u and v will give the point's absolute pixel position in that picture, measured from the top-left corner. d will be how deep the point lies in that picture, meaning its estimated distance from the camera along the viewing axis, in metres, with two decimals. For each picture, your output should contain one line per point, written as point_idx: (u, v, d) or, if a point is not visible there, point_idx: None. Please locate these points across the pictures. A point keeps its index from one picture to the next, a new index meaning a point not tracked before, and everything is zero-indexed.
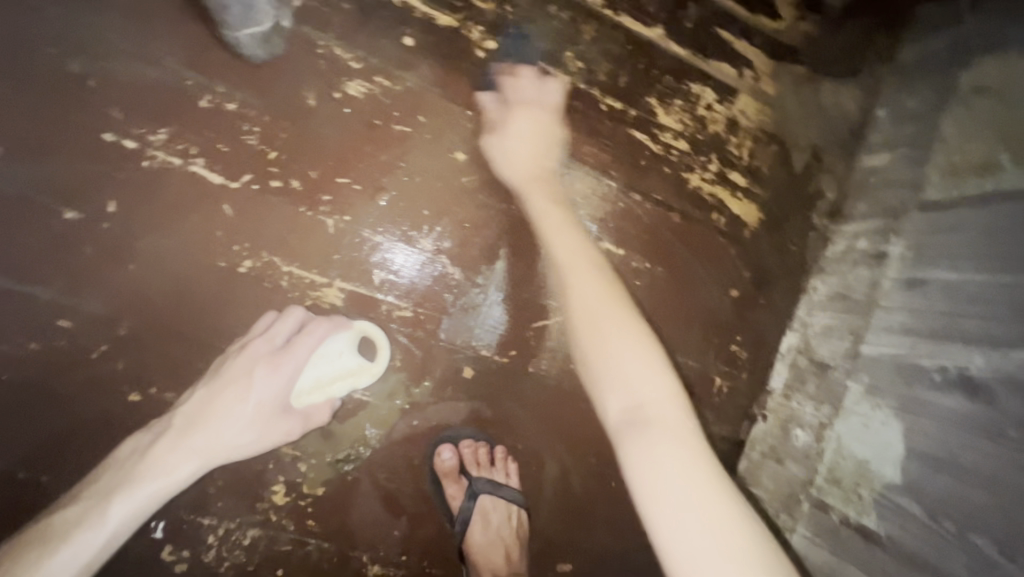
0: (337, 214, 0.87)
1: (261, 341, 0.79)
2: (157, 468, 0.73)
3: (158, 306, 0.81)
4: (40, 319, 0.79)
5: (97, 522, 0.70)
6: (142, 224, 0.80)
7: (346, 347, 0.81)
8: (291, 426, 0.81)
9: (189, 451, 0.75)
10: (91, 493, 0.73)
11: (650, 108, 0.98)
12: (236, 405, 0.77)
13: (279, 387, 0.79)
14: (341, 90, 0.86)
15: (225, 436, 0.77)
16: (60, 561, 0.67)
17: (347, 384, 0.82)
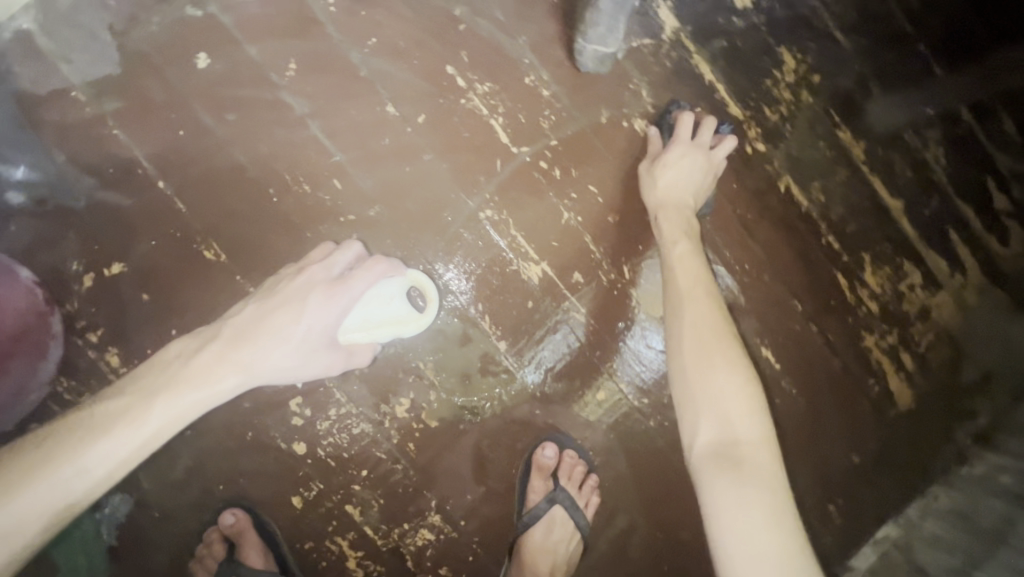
0: (574, 212, 0.98)
1: (318, 271, 0.81)
2: (206, 373, 0.74)
3: (407, 208, 0.94)
4: (322, 171, 0.93)
5: (144, 417, 0.70)
6: (432, 143, 0.94)
7: (397, 293, 0.86)
8: (332, 360, 0.84)
9: (239, 362, 0.76)
10: (136, 388, 0.73)
11: (861, 261, 1.06)
12: (288, 327, 0.78)
13: (331, 317, 0.79)
14: (629, 123, 0.99)
15: (271, 356, 0.78)
16: (103, 448, 0.67)
17: (390, 331, 0.87)
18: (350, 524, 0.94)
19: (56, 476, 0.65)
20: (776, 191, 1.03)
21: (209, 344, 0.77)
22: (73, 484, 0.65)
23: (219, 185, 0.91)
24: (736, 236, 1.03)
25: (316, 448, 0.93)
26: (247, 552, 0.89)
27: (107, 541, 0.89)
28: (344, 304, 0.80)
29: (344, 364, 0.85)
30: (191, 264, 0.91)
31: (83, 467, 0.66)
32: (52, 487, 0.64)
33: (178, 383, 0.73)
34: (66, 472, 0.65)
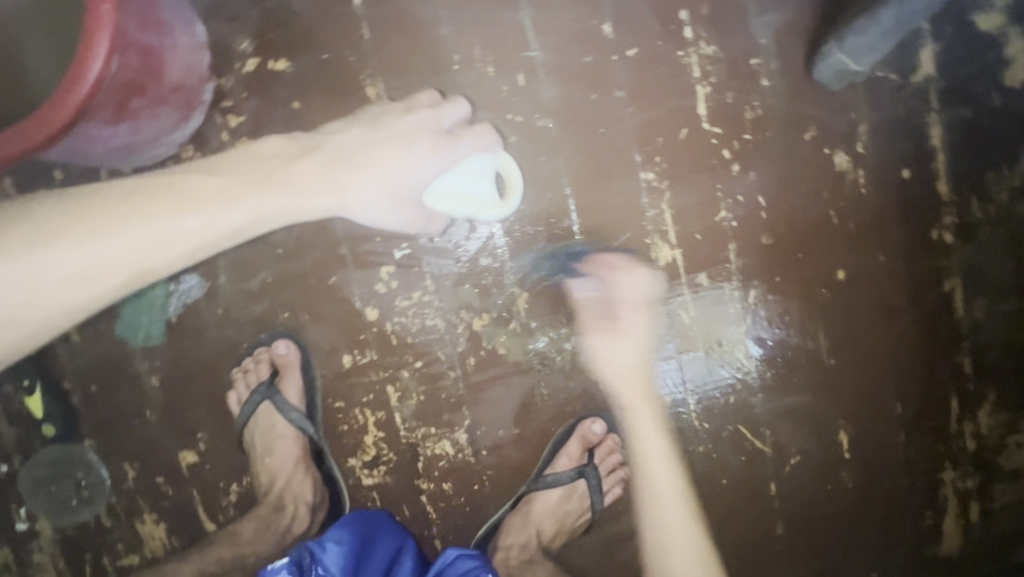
0: (732, 216, 0.92)
1: (428, 119, 0.85)
2: (298, 185, 0.86)
3: (575, 135, 0.89)
4: (513, 61, 0.87)
5: (232, 205, 0.84)
6: (630, 81, 0.88)
7: (487, 173, 0.88)
8: (414, 217, 0.89)
9: (333, 183, 0.86)
10: (235, 173, 0.85)
11: (982, 397, 0.97)
12: (388, 166, 0.87)
13: (429, 170, 0.87)
14: (830, 152, 0.91)
15: (363, 189, 0.87)
16: (195, 222, 0.83)
17: (467, 210, 0.89)
18: (383, 404, 0.94)
19: (155, 232, 0.81)
20: (938, 288, 0.94)
21: (307, 155, 0.86)
22: (162, 247, 0.82)
23: (409, 28, 0.87)
24: (875, 314, 0.95)
25: (386, 321, 0.92)
26: (287, 380, 0.91)
27: (167, 315, 0.91)
28: (448, 164, 0.87)
29: (421, 225, 0.89)
30: (348, 92, 0.87)
31: (180, 231, 0.82)
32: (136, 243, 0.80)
33: (271, 185, 0.85)
34: (159, 234, 0.81)
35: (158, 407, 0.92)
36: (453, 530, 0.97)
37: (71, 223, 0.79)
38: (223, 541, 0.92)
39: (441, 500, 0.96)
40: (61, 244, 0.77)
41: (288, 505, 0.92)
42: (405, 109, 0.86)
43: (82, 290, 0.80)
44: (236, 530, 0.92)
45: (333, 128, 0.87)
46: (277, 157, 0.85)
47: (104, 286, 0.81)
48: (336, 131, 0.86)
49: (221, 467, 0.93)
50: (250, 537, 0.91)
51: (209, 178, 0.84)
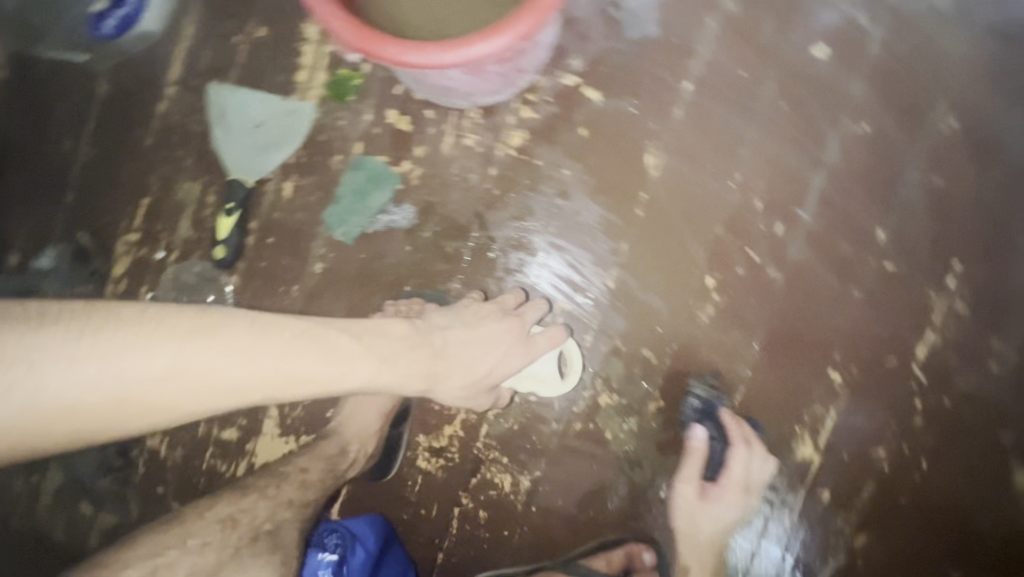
0: (886, 460, 0.89)
1: (513, 327, 0.84)
2: (403, 372, 0.75)
3: (794, 302, 0.90)
4: (782, 209, 0.90)
5: (360, 370, 0.72)
6: (871, 289, 0.89)
7: (553, 357, 0.89)
8: (480, 402, 0.85)
9: (431, 370, 0.78)
10: (365, 337, 0.75)
11: None
12: (483, 364, 0.81)
13: (509, 366, 0.82)
14: (1014, 465, 0.87)
15: (454, 381, 0.80)
16: (322, 373, 0.69)
17: (531, 385, 0.91)
18: (480, 411, 0.95)
19: (284, 374, 0.67)
20: None
21: (417, 337, 0.79)
22: (282, 388, 0.68)
23: (713, 131, 0.91)
24: None
25: None
26: None
27: (363, 225, 0.96)
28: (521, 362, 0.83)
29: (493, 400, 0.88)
30: (629, 149, 0.92)
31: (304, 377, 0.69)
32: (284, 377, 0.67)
33: (393, 361, 0.75)
34: (300, 371, 0.68)
35: (305, 289, 0.98)
36: (462, 553, 0.96)
37: (232, 341, 0.65)
38: (293, 479, 0.84)
39: (467, 522, 0.96)
40: (218, 356, 0.63)
41: (354, 446, 0.91)
42: (500, 312, 0.86)
43: (201, 403, 0.64)
44: (305, 473, 0.86)
45: (437, 320, 0.83)
46: (398, 339, 0.77)
47: (206, 404, 0.64)
48: (438, 325, 0.82)
49: None
50: (314, 482, 0.85)
51: (343, 337, 0.73)
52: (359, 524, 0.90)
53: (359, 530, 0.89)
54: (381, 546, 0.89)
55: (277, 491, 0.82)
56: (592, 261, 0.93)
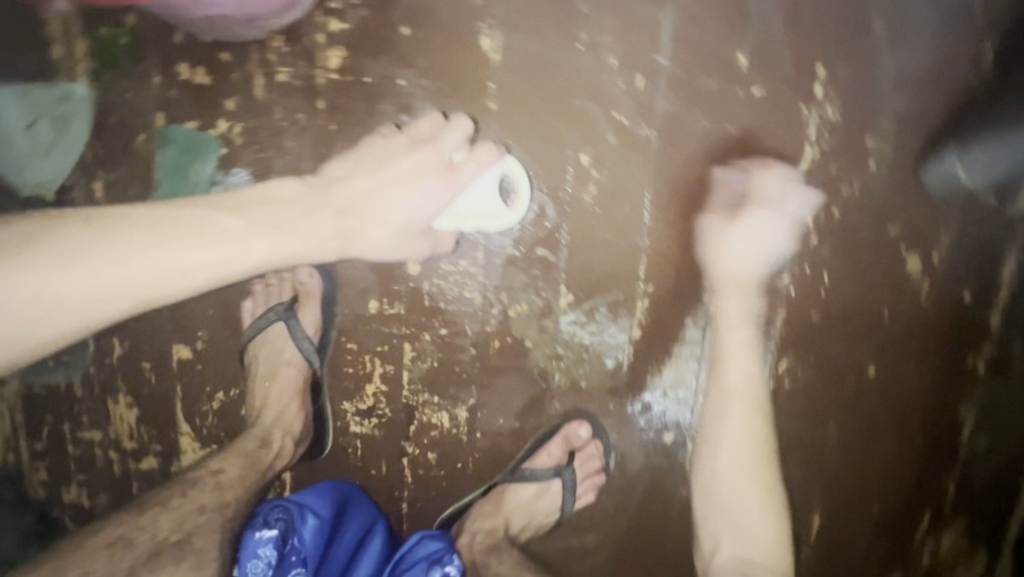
0: (792, 286, 0.91)
1: (429, 156, 0.78)
2: (313, 233, 0.74)
3: (672, 155, 0.86)
4: (640, 59, 0.83)
5: (250, 248, 0.70)
6: (742, 119, 0.85)
7: (491, 186, 0.81)
8: (421, 248, 0.82)
9: (341, 227, 0.76)
10: (246, 212, 0.72)
11: (952, 523, 1.00)
12: (396, 209, 0.78)
13: (433, 207, 0.78)
14: (905, 255, 0.90)
15: (374, 234, 0.78)
16: (192, 257, 0.68)
17: (475, 224, 0.83)
18: (395, 360, 0.91)
19: (148, 270, 0.65)
20: (954, 411, 0.96)
21: (322, 194, 0.76)
22: (150, 288, 0.66)
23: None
24: (889, 418, 0.96)
25: (424, 280, 0.89)
26: (306, 308, 0.89)
27: None
28: (448, 199, 0.78)
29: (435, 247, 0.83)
30: (461, 38, 0.82)
31: (175, 270, 0.67)
32: (166, 269, 0.66)
33: (286, 229, 0.73)
34: (158, 264, 0.66)
35: None
36: (424, 498, 0.96)
37: (88, 238, 0.64)
38: (207, 485, 0.81)
39: (420, 467, 0.95)
40: (81, 260, 0.63)
41: (276, 438, 0.88)
42: (411, 143, 0.78)
43: (65, 321, 0.63)
44: (220, 474, 0.82)
45: (337, 172, 0.78)
46: (290, 202, 0.75)
47: (65, 322, 0.63)
48: (343, 176, 0.77)
49: (215, 373, 0.90)
50: (231, 481, 0.82)
51: (216, 218, 0.70)
52: (314, 494, 0.85)
53: (307, 499, 0.84)
54: (335, 510, 0.86)
55: (182, 501, 0.78)
56: None
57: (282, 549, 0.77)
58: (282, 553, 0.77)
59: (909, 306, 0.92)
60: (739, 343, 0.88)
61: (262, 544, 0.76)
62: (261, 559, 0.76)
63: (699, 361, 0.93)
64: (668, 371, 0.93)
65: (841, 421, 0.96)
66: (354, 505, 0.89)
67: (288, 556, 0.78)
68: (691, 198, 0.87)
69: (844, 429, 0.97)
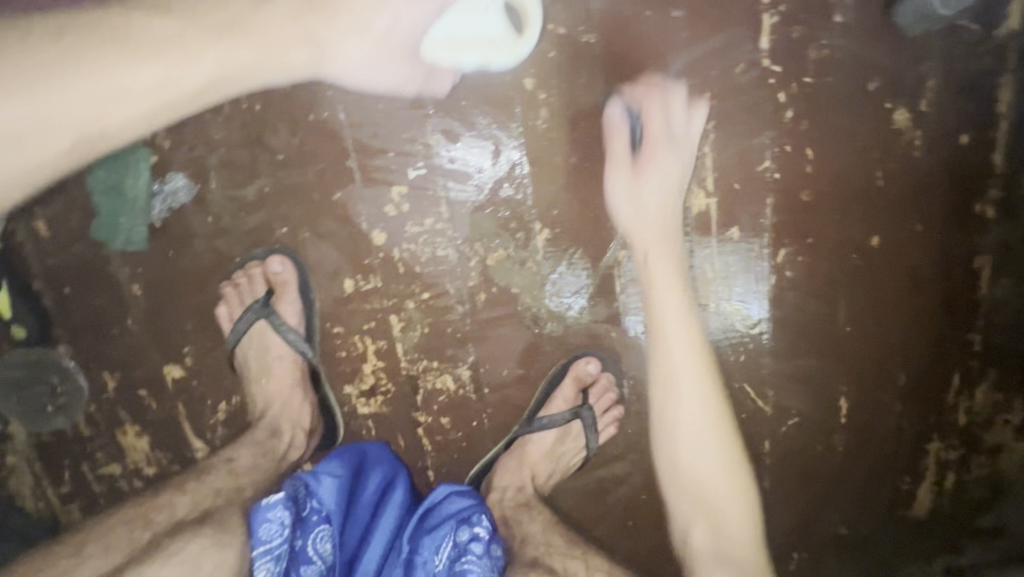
0: (776, 167, 0.85)
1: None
2: (274, 41, 0.77)
3: (622, 55, 0.80)
4: None
5: (199, 60, 0.75)
6: (687, 2, 0.80)
7: (493, 8, 0.75)
8: (411, 74, 0.79)
9: (314, 33, 0.77)
10: (188, 15, 0.74)
11: (981, 377, 0.98)
12: (370, 15, 0.77)
13: (418, 15, 0.76)
14: (892, 107, 0.84)
15: (347, 44, 0.78)
16: (147, 74, 0.73)
17: (479, 57, 0.78)
18: (385, 333, 0.89)
19: (102, 87, 0.72)
20: (967, 264, 0.92)
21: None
22: (111, 101, 0.73)
23: None
24: (902, 285, 0.92)
25: (394, 246, 0.85)
26: (282, 300, 0.86)
27: (151, 219, 0.82)
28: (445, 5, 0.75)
29: (420, 88, 0.79)
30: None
31: (131, 83, 0.73)
32: (107, 85, 0.72)
33: (235, 34, 0.76)
34: (117, 83, 0.73)
35: (140, 317, 0.86)
36: (447, 464, 0.94)
37: (40, 61, 0.69)
38: (222, 471, 0.86)
39: (437, 434, 0.93)
40: (37, 81, 0.69)
41: (286, 429, 0.89)
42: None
43: (53, 142, 0.73)
44: (234, 461, 0.87)
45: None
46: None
47: (55, 145, 0.74)
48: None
49: (210, 385, 0.89)
50: (246, 469, 0.86)
51: (159, 24, 0.73)
52: (327, 459, 0.89)
53: (324, 466, 0.87)
54: (351, 467, 0.89)
55: (199, 484, 0.85)
56: (400, 128, 0.81)
57: (299, 510, 0.83)
58: (300, 514, 0.83)
59: (906, 162, 0.86)
60: (667, 319, 0.90)
61: (272, 508, 0.82)
62: (273, 521, 0.81)
63: (693, 267, 0.89)
64: (663, 282, 0.89)
65: (851, 297, 0.93)
66: (371, 459, 0.91)
67: (307, 516, 0.83)
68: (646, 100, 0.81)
69: (856, 305, 0.93)
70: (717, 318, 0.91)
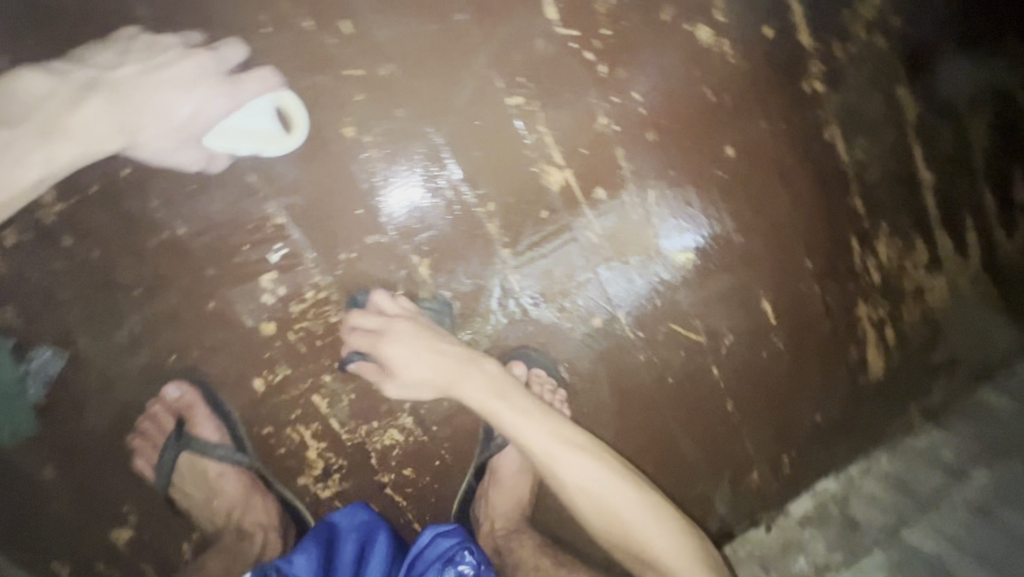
0: (613, 119, 0.87)
1: (205, 61, 0.77)
2: (91, 137, 0.75)
3: (426, 73, 0.81)
4: (334, 9, 0.78)
5: (30, 157, 0.74)
6: (467, 3, 0.81)
7: (262, 106, 0.78)
8: (193, 157, 0.78)
9: (118, 123, 0.76)
10: (24, 121, 0.74)
11: (879, 232, 1.02)
12: (173, 105, 0.78)
13: (202, 112, 0.78)
14: (692, 29, 0.88)
15: (150, 131, 0.77)
16: None
17: (253, 146, 0.79)
18: (315, 414, 0.88)
19: None
20: (822, 138, 0.96)
21: (88, 95, 0.76)
22: None
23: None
24: (773, 182, 0.96)
25: (287, 330, 0.84)
26: (197, 421, 0.84)
27: (35, 400, 0.79)
28: (233, 106, 0.78)
29: (203, 166, 0.78)
30: (190, 43, 0.77)
31: None
32: None
33: (59, 132, 0.75)
34: None
35: (57, 498, 0.81)
36: (429, 510, 0.93)
37: None
38: None
39: (406, 487, 0.92)
40: None
41: (255, 533, 0.87)
42: (182, 48, 0.77)
43: None
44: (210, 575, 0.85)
45: (103, 63, 0.76)
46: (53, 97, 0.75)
47: None
48: (108, 67, 0.76)
49: (156, 534, 0.84)
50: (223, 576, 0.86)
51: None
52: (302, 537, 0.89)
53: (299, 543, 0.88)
54: (322, 543, 0.88)
55: None
56: (245, 219, 0.80)
57: None
58: None
59: (727, 72, 0.90)
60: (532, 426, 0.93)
61: None
62: None
63: (571, 241, 0.90)
64: (553, 263, 0.91)
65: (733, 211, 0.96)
66: (343, 525, 0.90)
67: None
68: (466, 109, 0.83)
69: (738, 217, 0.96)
70: (620, 272, 0.94)
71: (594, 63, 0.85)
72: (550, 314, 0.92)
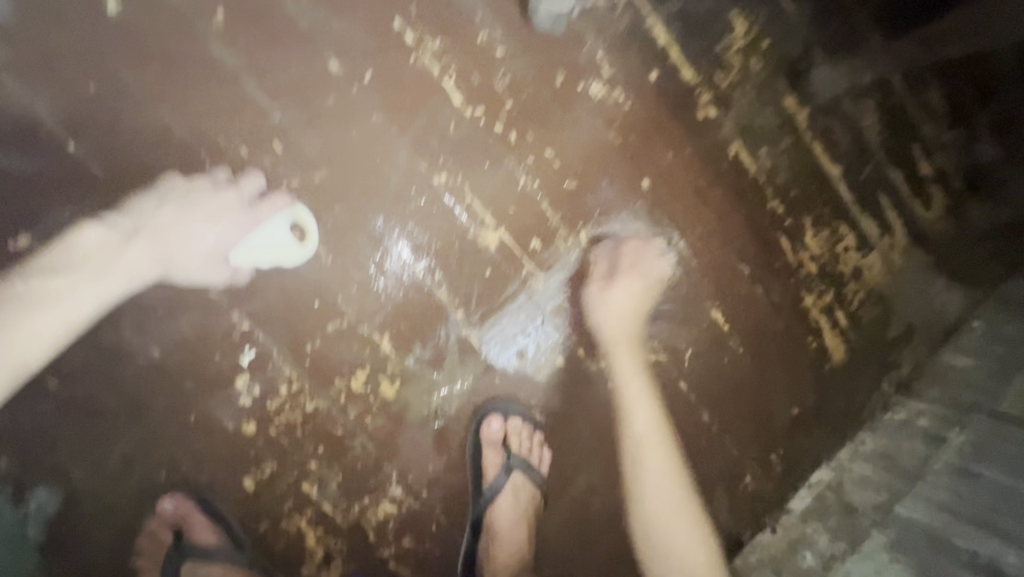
0: (532, 176, 0.96)
1: (233, 195, 0.83)
2: (131, 278, 0.77)
3: (355, 172, 0.90)
4: (260, 133, 0.87)
5: (80, 300, 0.74)
6: (379, 104, 0.91)
7: (280, 225, 0.85)
8: (216, 275, 0.85)
9: (154, 258, 0.79)
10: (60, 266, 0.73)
11: (803, 227, 1.10)
12: (199, 232, 0.81)
13: (228, 235, 0.82)
14: (585, 86, 0.98)
15: (184, 260, 0.82)
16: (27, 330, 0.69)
17: (273, 258, 0.86)
18: (307, 501, 0.91)
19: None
20: (727, 155, 1.05)
21: (130, 240, 0.77)
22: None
23: (140, 139, 0.85)
24: (692, 201, 1.04)
25: (267, 427, 0.89)
26: (197, 532, 0.86)
27: (36, 538, 0.83)
28: (250, 225, 0.83)
29: (231, 278, 0.86)
30: (219, 180, 0.84)
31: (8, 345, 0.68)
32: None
33: (98, 276, 0.75)
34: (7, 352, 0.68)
35: None
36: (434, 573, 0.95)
37: None
38: None
39: (407, 556, 0.94)
40: None
41: None
42: (213, 186, 0.83)
43: None
44: None
45: (146, 209, 0.79)
46: (106, 247, 0.76)
47: None
48: (147, 212, 0.79)
49: None
50: None
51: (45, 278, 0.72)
52: None
53: None
54: None
55: None
56: (214, 331, 0.87)
57: None
58: None
59: (625, 117, 1.00)
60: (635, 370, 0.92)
61: None
62: None
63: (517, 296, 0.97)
64: (507, 317, 0.97)
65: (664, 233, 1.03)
66: None
67: None
68: (397, 195, 0.92)
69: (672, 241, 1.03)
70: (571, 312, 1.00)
71: (504, 133, 0.95)
72: (513, 362, 0.98)
